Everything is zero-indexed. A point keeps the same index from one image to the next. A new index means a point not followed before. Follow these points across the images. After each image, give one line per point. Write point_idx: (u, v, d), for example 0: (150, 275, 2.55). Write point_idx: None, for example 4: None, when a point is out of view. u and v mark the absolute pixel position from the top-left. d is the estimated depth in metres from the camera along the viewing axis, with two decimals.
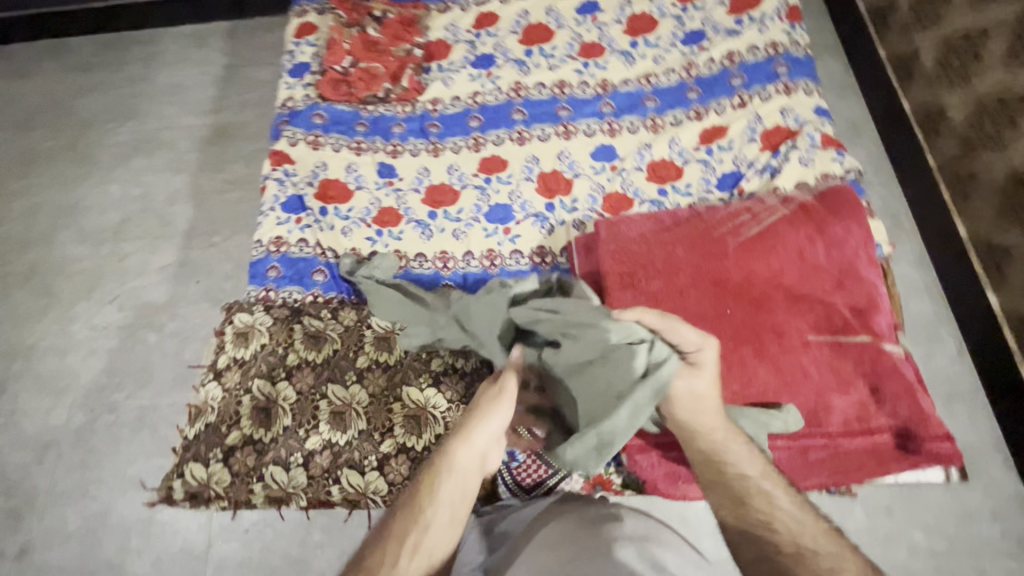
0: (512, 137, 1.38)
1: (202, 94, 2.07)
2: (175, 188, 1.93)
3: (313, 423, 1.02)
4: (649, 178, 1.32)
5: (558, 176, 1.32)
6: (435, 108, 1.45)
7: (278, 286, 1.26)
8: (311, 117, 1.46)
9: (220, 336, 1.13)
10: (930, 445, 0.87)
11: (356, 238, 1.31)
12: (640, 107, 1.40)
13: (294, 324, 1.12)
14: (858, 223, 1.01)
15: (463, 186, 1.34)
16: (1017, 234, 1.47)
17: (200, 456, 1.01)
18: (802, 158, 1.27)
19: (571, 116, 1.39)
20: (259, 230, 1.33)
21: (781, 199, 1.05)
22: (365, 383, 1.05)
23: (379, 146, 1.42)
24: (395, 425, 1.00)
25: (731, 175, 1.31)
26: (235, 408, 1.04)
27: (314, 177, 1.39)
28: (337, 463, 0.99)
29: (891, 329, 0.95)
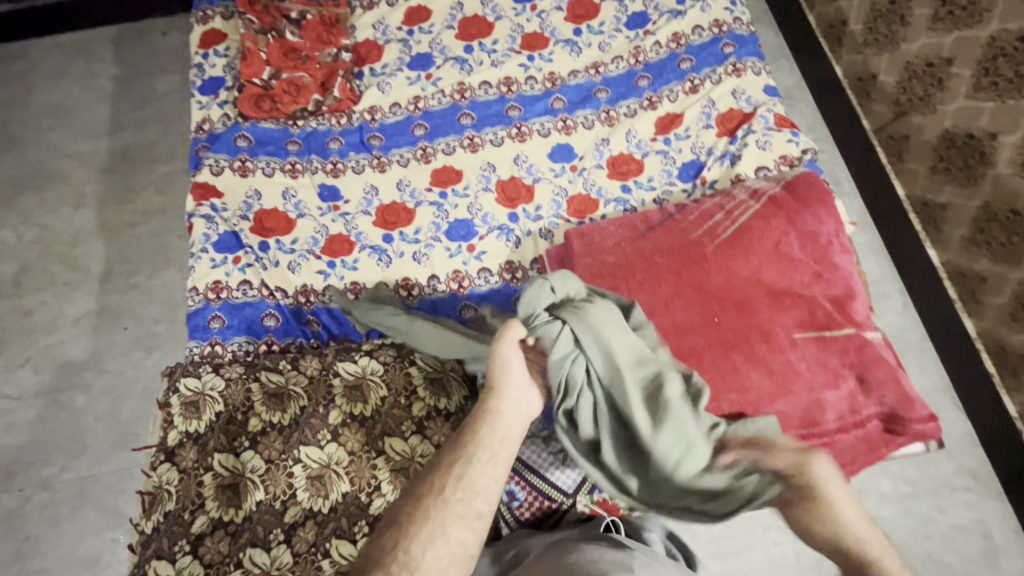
0: (462, 143, 1.28)
1: (96, 114, 1.82)
2: (80, 224, 1.68)
3: (290, 493, 0.92)
4: (611, 175, 1.27)
5: (517, 183, 1.24)
6: (374, 118, 1.33)
7: (225, 339, 1.13)
8: (234, 140, 1.29)
9: (165, 409, 1.00)
10: (917, 427, 0.89)
11: (305, 273, 1.19)
12: (593, 100, 1.34)
13: (251, 384, 1.01)
14: (827, 209, 1.00)
15: (416, 203, 1.24)
16: (950, 191, 1.53)
17: (164, 551, 0.89)
18: (759, 142, 1.26)
19: (522, 115, 1.31)
20: (192, 276, 1.18)
21: (750, 193, 1.03)
22: (342, 440, 0.95)
23: (316, 166, 1.29)
24: (382, 482, 0.92)
25: (691, 164, 1.28)
26: (196, 490, 0.92)
27: (247, 208, 1.24)
28: (324, 534, 0.89)
29: (869, 315, 0.96)
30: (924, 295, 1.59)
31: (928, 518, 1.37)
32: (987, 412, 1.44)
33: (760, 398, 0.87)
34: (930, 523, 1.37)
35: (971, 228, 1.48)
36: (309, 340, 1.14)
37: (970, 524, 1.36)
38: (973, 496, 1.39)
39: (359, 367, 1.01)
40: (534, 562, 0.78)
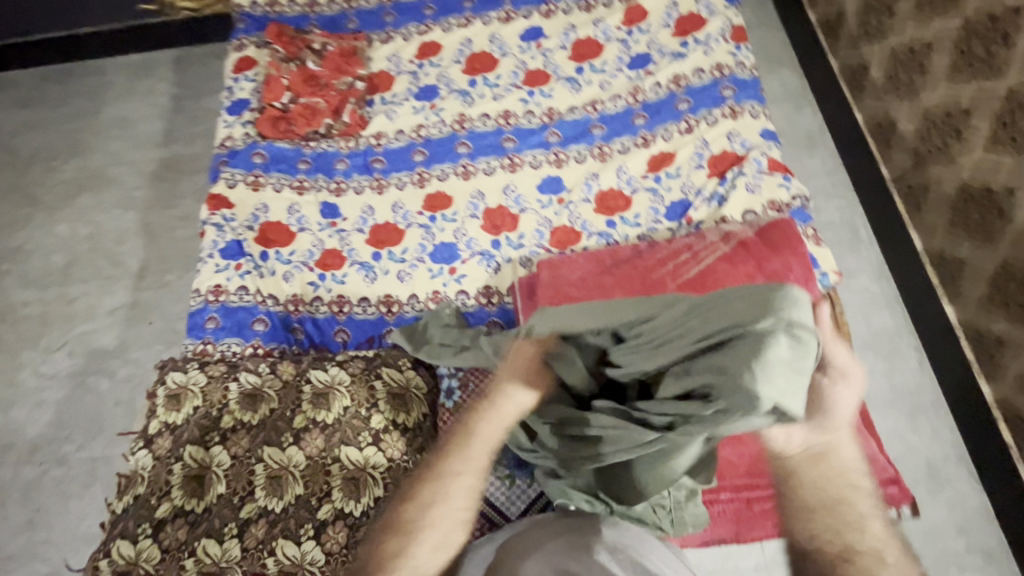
0: (457, 171, 1.35)
1: (149, 127, 2.00)
2: (125, 224, 1.83)
3: (248, 490, 0.98)
4: (597, 210, 1.29)
5: (504, 212, 1.29)
6: (379, 143, 1.41)
7: (216, 339, 1.21)
8: (251, 157, 1.41)
9: (152, 399, 1.08)
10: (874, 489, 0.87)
11: (297, 283, 1.27)
12: (587, 135, 1.38)
13: (230, 382, 1.07)
14: (796, 257, 0.99)
15: (408, 224, 1.31)
16: (970, 246, 1.37)
17: (128, 532, 0.96)
18: (749, 184, 1.26)
19: (516, 147, 1.36)
20: (197, 278, 1.28)
21: (721, 235, 1.03)
22: (303, 444, 1.00)
23: (321, 184, 1.38)
24: (333, 489, 0.97)
25: (679, 204, 1.29)
26: (165, 478, 0.99)
27: (255, 220, 1.34)
28: (273, 533, 0.95)
29: None
30: (940, 354, 1.44)
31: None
32: (1007, 487, 1.28)
33: None
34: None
35: (988, 287, 1.32)
36: (292, 347, 1.21)
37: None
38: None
39: (329, 376, 1.06)
40: (556, 522, 0.81)
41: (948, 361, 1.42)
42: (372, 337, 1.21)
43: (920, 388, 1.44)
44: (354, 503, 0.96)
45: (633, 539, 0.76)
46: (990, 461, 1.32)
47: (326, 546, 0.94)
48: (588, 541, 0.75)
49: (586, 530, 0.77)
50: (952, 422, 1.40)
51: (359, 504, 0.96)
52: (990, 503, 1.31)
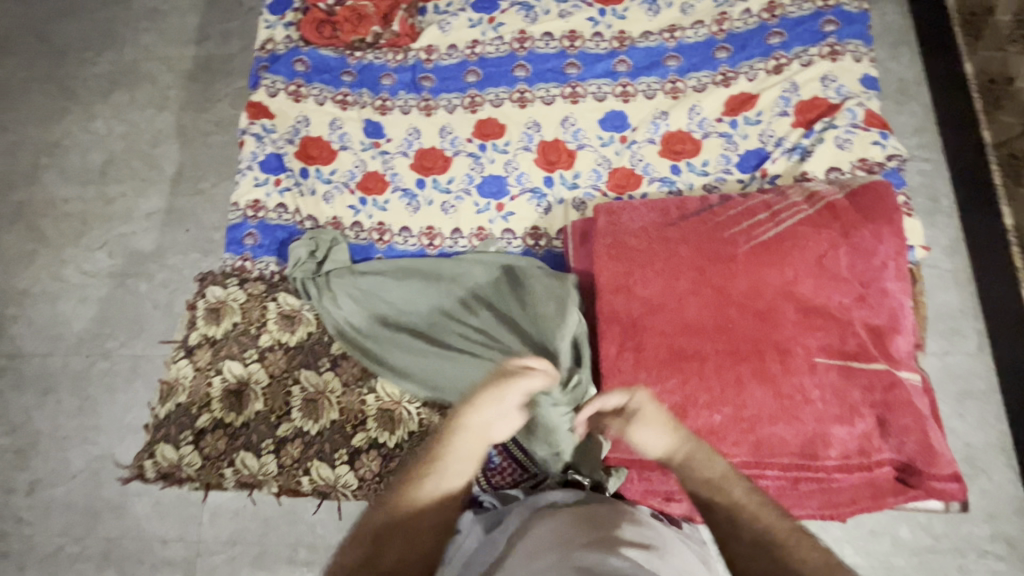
0: (512, 97, 1.23)
1: (184, 23, 1.88)
2: (160, 125, 1.78)
3: (285, 410, 0.99)
4: (663, 153, 1.18)
5: (560, 146, 1.19)
6: (430, 58, 1.30)
7: (255, 256, 1.18)
8: (292, 63, 1.32)
9: (191, 311, 1.08)
10: (933, 483, 0.81)
11: (337, 206, 1.22)
12: (660, 67, 1.23)
13: (268, 302, 1.07)
14: (892, 228, 0.88)
15: (455, 152, 1.22)
16: None
17: (171, 438, 0.99)
18: (839, 139, 1.12)
19: (580, 75, 1.23)
20: (235, 191, 1.24)
21: (805, 195, 0.92)
22: (339, 370, 1.01)
23: (366, 100, 1.29)
24: (368, 419, 0.98)
25: (755, 154, 1.16)
26: (206, 390, 1.01)
27: (295, 133, 1.28)
28: (308, 453, 0.96)
29: (910, 352, 0.86)
30: (1005, 338, 1.31)
31: None
32: None
33: (759, 416, 0.81)
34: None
35: None
36: None
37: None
38: (1003, 567, 1.18)
39: None
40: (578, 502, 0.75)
41: (1010, 346, 1.30)
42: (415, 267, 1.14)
43: (973, 374, 1.30)
44: (392, 433, 0.97)
45: (655, 538, 0.69)
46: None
47: (360, 472, 0.95)
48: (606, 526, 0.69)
49: (606, 521, 0.69)
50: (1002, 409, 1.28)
51: (393, 436, 0.97)
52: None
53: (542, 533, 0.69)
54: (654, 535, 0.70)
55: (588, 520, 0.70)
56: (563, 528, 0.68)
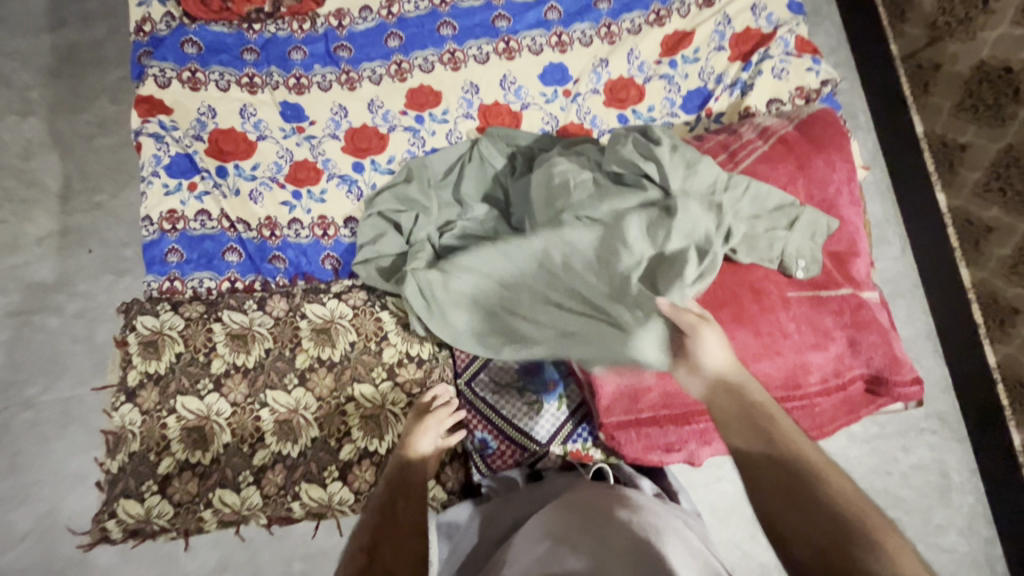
0: (442, 59, 1.14)
1: (27, 5, 1.47)
2: (26, 132, 1.38)
3: (258, 436, 0.90)
4: (608, 103, 1.14)
5: (501, 109, 1.12)
6: (342, 24, 1.17)
7: (184, 274, 1.05)
8: (181, 46, 1.14)
9: (123, 348, 0.95)
10: (901, 389, 0.86)
11: (269, 204, 1.09)
12: (592, 11, 1.17)
13: (212, 324, 0.96)
14: (841, 153, 0.89)
15: (390, 127, 1.12)
16: (975, 131, 1.31)
17: (132, 491, 0.88)
18: (775, 69, 1.13)
19: (511, 27, 1.15)
20: (144, 203, 1.09)
21: (758, 131, 0.92)
22: (310, 385, 0.92)
23: (277, 80, 1.15)
24: (351, 429, 0.90)
25: (697, 93, 1.15)
26: (161, 433, 0.90)
27: (201, 127, 1.13)
28: (294, 477, 0.89)
29: (867, 272, 0.90)
30: (924, 239, 1.43)
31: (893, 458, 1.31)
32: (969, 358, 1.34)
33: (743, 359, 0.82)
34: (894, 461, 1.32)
35: (987, 174, 1.29)
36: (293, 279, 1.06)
37: (930, 464, 1.30)
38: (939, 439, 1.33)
39: (328, 311, 0.96)
40: (575, 493, 0.75)
41: (930, 242, 1.42)
42: (302, 266, 1.06)
43: (901, 276, 1.45)
44: (394, 420, 0.91)
45: (652, 515, 0.69)
46: (953, 335, 1.36)
47: (354, 486, 0.88)
48: (605, 511, 0.69)
49: (603, 507, 0.70)
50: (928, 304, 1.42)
51: (383, 442, 0.90)
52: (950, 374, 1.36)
53: (529, 530, 0.70)
54: (644, 511, 0.70)
55: (590, 512, 0.69)
56: (566, 528, 0.66)
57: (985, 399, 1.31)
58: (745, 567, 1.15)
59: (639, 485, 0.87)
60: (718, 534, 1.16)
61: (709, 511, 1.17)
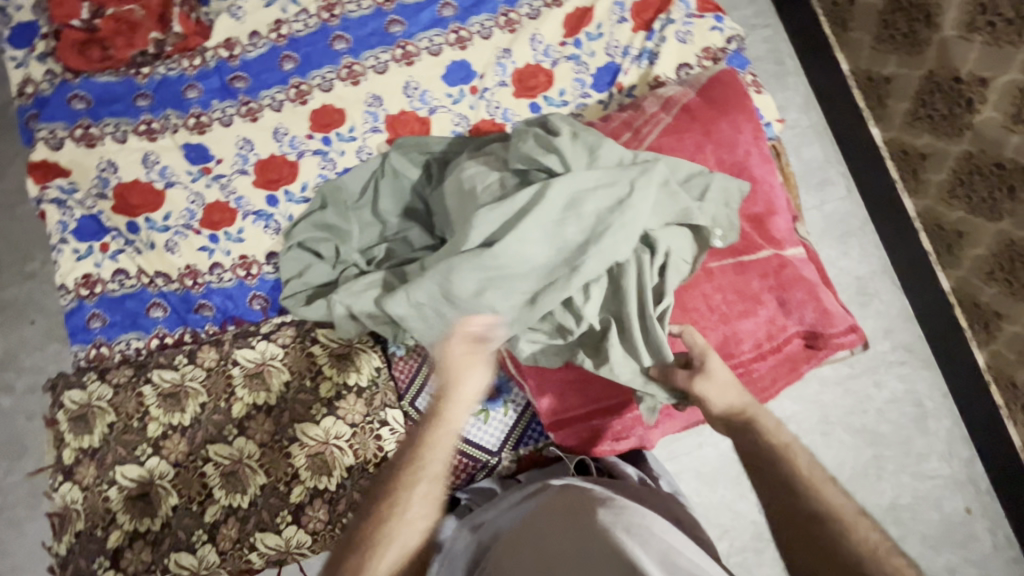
0: (340, 74, 1.10)
1: None
2: None
3: (206, 493, 0.88)
4: (517, 93, 1.12)
5: (408, 117, 1.09)
6: (233, 54, 1.12)
7: (110, 338, 1.02)
8: (68, 102, 1.09)
9: (54, 426, 0.92)
10: (836, 340, 0.87)
11: (186, 252, 1.06)
12: (488, 1, 1.14)
13: (142, 387, 0.93)
14: (745, 114, 0.88)
15: (299, 153, 1.09)
16: (897, 62, 1.33)
17: (84, 570, 0.86)
18: (680, 33, 1.11)
19: (406, 31, 1.11)
20: (58, 272, 1.05)
21: (661, 103, 0.90)
22: (250, 432, 0.90)
23: (175, 122, 1.10)
24: (299, 470, 0.88)
25: (606, 70, 1.13)
26: (104, 507, 0.88)
27: (103, 184, 1.08)
28: (247, 528, 0.87)
29: (790, 229, 0.89)
30: (867, 175, 1.42)
31: (865, 395, 1.30)
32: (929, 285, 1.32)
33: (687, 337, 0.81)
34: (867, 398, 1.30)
35: (914, 103, 1.31)
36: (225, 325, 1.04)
37: (903, 395, 1.29)
38: (909, 370, 1.31)
39: (258, 354, 0.94)
40: (561, 497, 0.72)
41: (871, 177, 1.41)
42: (231, 308, 1.04)
43: (850, 215, 1.40)
44: (341, 454, 0.89)
45: (635, 514, 0.67)
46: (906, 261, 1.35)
47: (309, 526, 0.87)
48: (588, 520, 0.66)
49: (587, 512, 0.68)
50: (879, 238, 1.39)
51: (332, 478, 0.88)
52: (910, 306, 1.34)
53: (515, 542, 0.68)
54: (627, 514, 0.66)
55: (562, 530, 0.66)
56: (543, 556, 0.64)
57: (944, 322, 1.30)
58: (737, 527, 1.15)
59: (625, 474, 0.88)
60: (703, 498, 1.15)
61: (695, 476, 1.17)
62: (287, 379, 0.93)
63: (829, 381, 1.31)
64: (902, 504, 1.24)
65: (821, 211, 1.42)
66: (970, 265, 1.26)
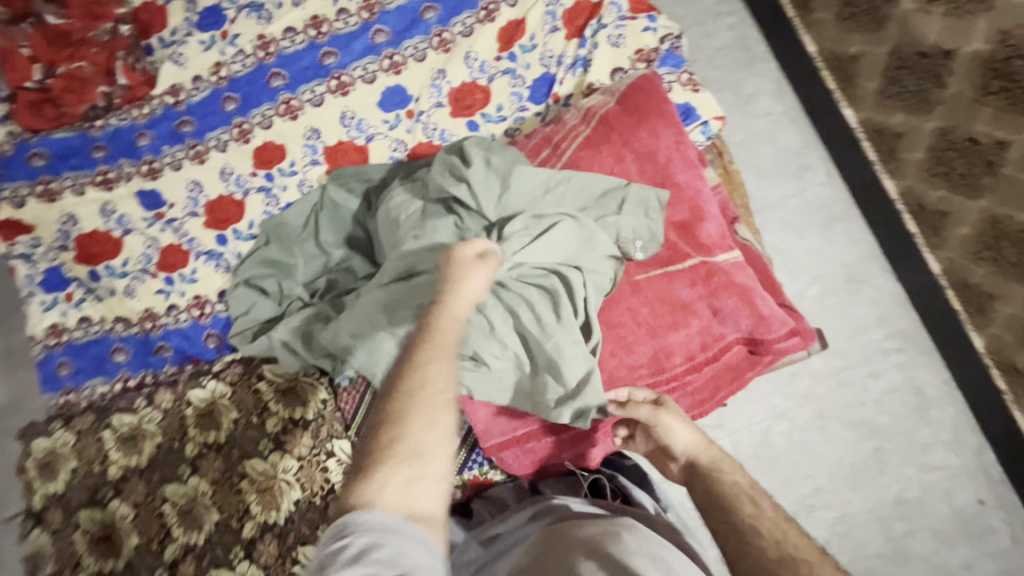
0: (279, 111, 1.12)
1: None
2: None
3: (164, 532, 0.91)
4: (454, 113, 1.12)
5: (345, 147, 1.11)
6: (179, 100, 1.15)
7: (77, 386, 1.07)
8: (28, 160, 1.13)
9: (24, 475, 0.97)
10: (777, 345, 0.84)
11: (144, 296, 1.09)
12: (419, 23, 1.13)
13: (102, 432, 0.97)
14: (663, 120, 0.86)
15: (244, 192, 1.11)
16: (861, 38, 1.26)
17: None
18: (612, 38, 1.09)
19: (340, 62, 1.12)
20: (26, 325, 1.10)
21: (581, 115, 0.89)
22: (202, 471, 0.93)
23: (130, 170, 1.14)
24: (249, 505, 0.90)
25: (542, 81, 1.12)
26: (69, 550, 0.92)
27: (65, 237, 1.12)
28: (202, 565, 0.89)
29: (723, 232, 0.86)
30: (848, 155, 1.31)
31: (860, 388, 1.20)
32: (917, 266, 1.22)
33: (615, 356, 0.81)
34: (863, 390, 1.20)
35: (883, 80, 1.24)
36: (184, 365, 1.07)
37: (902, 384, 1.20)
38: (907, 358, 1.21)
39: (208, 393, 0.98)
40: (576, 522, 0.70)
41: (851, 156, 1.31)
42: (187, 348, 1.07)
43: (831, 201, 1.30)
44: (289, 487, 0.91)
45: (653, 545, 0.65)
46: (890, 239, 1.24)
47: (260, 561, 0.88)
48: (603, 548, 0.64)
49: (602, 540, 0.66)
50: (865, 221, 1.28)
51: (281, 512, 0.90)
52: (903, 288, 1.24)
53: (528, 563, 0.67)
54: (643, 541, 0.65)
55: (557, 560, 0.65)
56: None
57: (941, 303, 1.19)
58: None
59: (640, 503, 0.86)
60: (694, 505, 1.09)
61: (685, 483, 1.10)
62: (235, 417, 0.96)
63: (821, 374, 1.21)
64: (909, 499, 1.15)
65: (801, 201, 1.31)
66: (957, 244, 1.16)
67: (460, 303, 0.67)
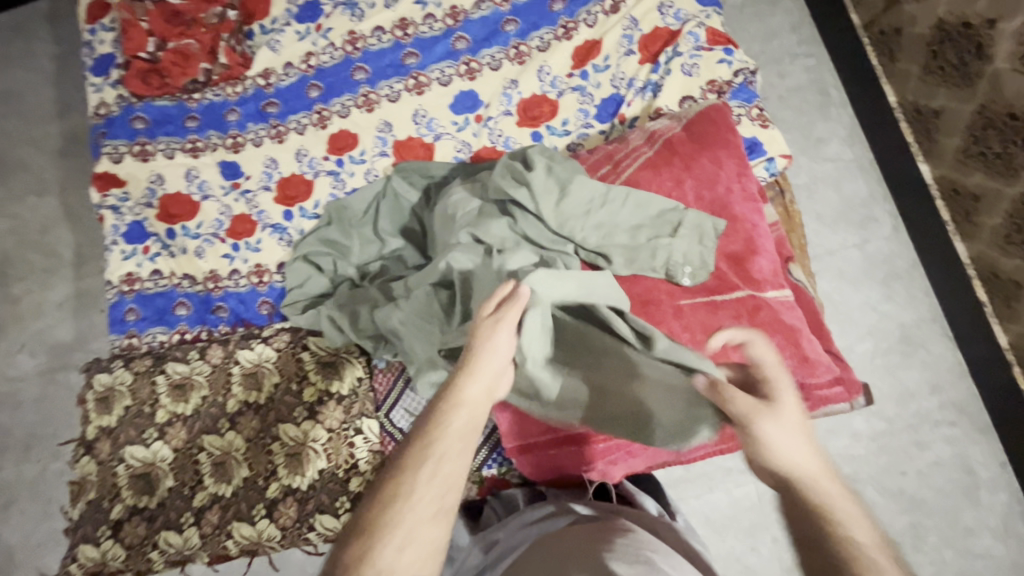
0: (357, 103, 1.19)
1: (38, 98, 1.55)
2: (45, 211, 1.46)
3: (197, 479, 0.97)
4: (520, 122, 1.15)
5: (413, 143, 1.16)
6: (269, 82, 1.24)
7: (141, 331, 1.15)
8: (130, 122, 1.26)
9: (83, 405, 1.05)
10: (817, 391, 0.82)
11: (212, 258, 1.17)
12: (500, 35, 1.18)
13: (156, 376, 1.04)
14: (728, 151, 0.87)
15: (315, 173, 1.18)
16: (945, 95, 1.17)
17: (89, 536, 0.96)
18: (685, 66, 1.11)
19: (420, 63, 1.18)
20: (107, 269, 1.20)
21: (646, 137, 0.90)
22: (239, 428, 0.99)
23: (216, 142, 1.23)
24: (277, 467, 0.95)
25: (610, 101, 1.14)
26: (112, 481, 0.99)
27: (152, 195, 1.22)
28: (227, 516, 0.94)
29: (776, 270, 0.85)
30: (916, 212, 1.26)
31: (904, 455, 1.14)
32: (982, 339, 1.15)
33: None
34: (906, 458, 1.14)
35: (965, 137, 1.14)
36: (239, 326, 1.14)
37: (950, 459, 1.13)
38: (958, 432, 1.14)
39: (256, 355, 1.03)
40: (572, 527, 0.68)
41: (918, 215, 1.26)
42: (244, 312, 1.14)
43: (893, 256, 1.26)
44: (316, 456, 0.95)
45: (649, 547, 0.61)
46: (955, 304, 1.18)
47: (280, 521, 0.93)
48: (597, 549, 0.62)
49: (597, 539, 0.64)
50: (928, 283, 1.24)
51: (305, 478, 0.94)
52: (964, 357, 1.18)
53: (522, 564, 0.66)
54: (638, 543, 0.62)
55: (590, 557, 0.61)
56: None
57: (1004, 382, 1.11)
58: None
59: (643, 506, 0.85)
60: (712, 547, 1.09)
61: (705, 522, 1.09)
62: (276, 381, 1.00)
63: (862, 435, 1.16)
64: None
65: (862, 254, 1.27)
66: None
67: (489, 367, 0.64)
